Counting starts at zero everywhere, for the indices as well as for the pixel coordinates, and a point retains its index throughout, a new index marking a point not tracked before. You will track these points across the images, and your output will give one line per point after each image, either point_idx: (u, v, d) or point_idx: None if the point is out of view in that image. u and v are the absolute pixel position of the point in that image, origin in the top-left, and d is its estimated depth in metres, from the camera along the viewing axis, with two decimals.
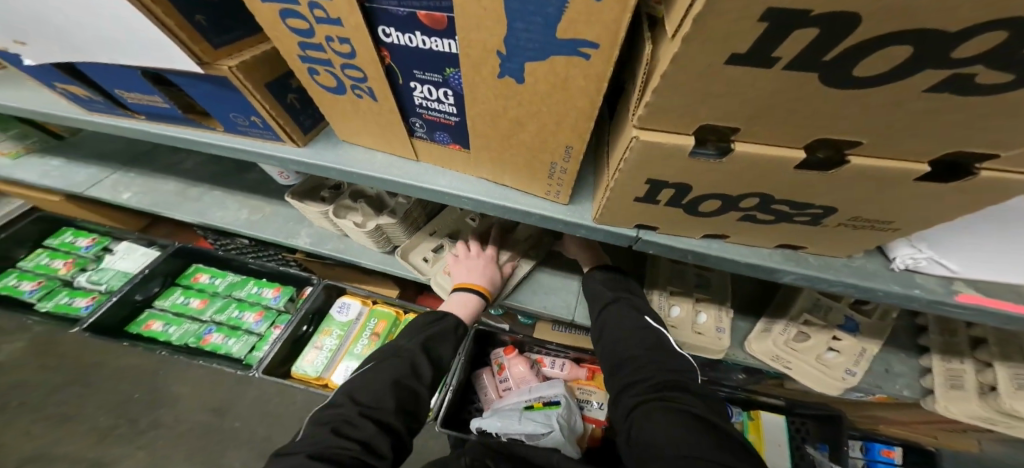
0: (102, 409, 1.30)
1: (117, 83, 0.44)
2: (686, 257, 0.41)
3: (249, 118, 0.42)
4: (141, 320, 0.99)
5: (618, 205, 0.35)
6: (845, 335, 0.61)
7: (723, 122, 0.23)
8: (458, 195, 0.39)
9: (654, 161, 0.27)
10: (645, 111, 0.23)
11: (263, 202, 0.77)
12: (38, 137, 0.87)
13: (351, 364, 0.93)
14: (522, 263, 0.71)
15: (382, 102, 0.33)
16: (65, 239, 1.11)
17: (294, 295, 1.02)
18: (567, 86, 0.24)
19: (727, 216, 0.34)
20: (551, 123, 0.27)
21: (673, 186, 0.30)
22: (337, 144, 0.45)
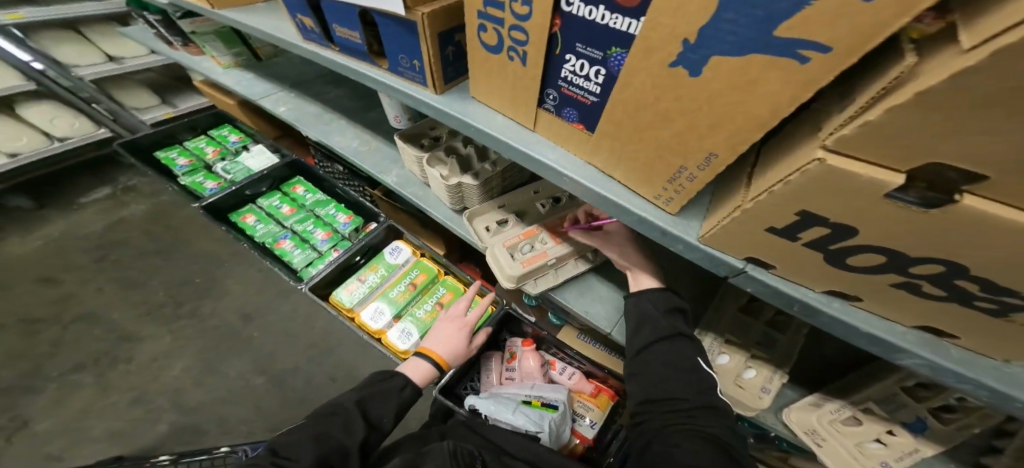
0: (165, 285, 1.59)
1: (337, 19, 0.58)
2: (790, 308, 0.40)
3: (412, 61, 0.54)
4: (241, 212, 1.23)
5: (742, 231, 0.35)
6: (902, 431, 0.58)
7: (969, 165, 0.19)
8: (559, 172, 0.48)
9: (827, 192, 0.25)
10: (855, 131, 0.21)
11: (371, 138, 0.93)
12: (246, 56, 1.22)
13: (382, 303, 1.09)
14: (571, 262, 0.78)
15: (529, 67, 0.42)
16: (222, 134, 1.46)
17: (359, 227, 1.22)
18: (751, 88, 0.26)
19: (883, 276, 0.31)
20: (706, 122, 0.30)
21: (830, 226, 0.28)
22: (467, 99, 0.55)
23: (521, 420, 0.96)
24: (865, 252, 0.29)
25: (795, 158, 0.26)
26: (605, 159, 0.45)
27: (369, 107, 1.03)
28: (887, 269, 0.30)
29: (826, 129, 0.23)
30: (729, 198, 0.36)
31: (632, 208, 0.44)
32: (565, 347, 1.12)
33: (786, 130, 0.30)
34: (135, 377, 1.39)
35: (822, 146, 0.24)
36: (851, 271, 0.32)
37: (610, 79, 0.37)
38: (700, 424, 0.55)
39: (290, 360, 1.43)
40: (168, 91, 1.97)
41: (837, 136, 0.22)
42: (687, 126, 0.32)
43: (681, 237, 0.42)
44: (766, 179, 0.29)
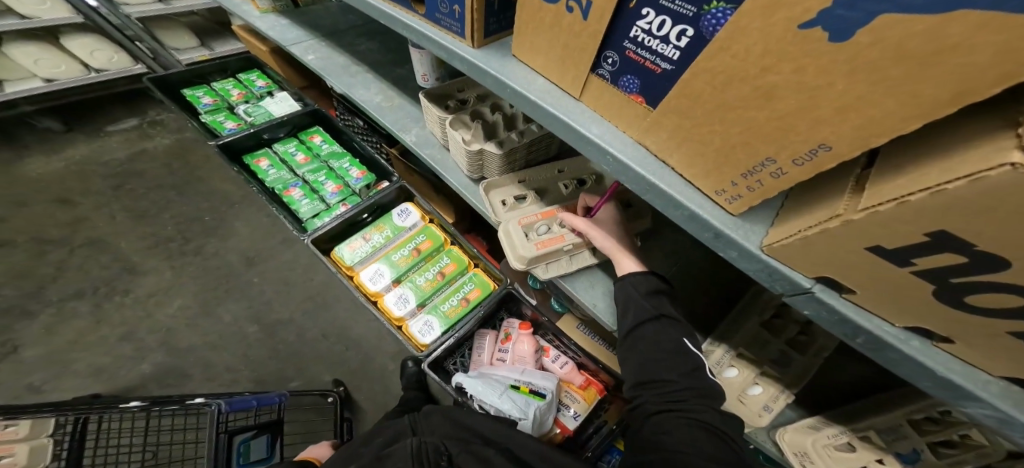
0: (173, 220, 1.58)
1: None
2: (854, 338, 0.38)
3: (451, 7, 0.50)
4: (257, 155, 1.21)
5: (830, 245, 0.32)
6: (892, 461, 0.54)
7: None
8: (601, 144, 0.45)
9: (995, 212, 0.20)
10: None
11: (395, 94, 0.90)
12: (284, 2, 1.16)
13: (383, 265, 1.07)
14: (587, 251, 0.75)
15: (590, 22, 0.39)
16: (250, 78, 1.43)
17: (371, 184, 1.19)
18: (939, 57, 0.19)
19: (1009, 323, 0.27)
20: (825, 101, 0.26)
21: (972, 254, 0.25)
22: (506, 57, 0.52)
23: (507, 404, 0.95)
24: (998, 291, 0.25)
25: (956, 163, 0.21)
26: (660, 141, 0.42)
27: (400, 62, 0.99)
28: (1018, 315, 0.26)
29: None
30: (821, 206, 0.33)
31: (686, 203, 0.42)
32: (564, 336, 1.10)
33: (947, 131, 0.23)
34: (131, 310, 1.39)
35: (1020, 148, 0.17)
36: (965, 310, 0.29)
37: (698, 42, 0.33)
38: (689, 407, 0.57)
39: (285, 311, 1.43)
40: (207, 34, 1.88)
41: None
42: (801, 109, 0.28)
43: (740, 244, 0.40)
44: (894, 187, 0.25)
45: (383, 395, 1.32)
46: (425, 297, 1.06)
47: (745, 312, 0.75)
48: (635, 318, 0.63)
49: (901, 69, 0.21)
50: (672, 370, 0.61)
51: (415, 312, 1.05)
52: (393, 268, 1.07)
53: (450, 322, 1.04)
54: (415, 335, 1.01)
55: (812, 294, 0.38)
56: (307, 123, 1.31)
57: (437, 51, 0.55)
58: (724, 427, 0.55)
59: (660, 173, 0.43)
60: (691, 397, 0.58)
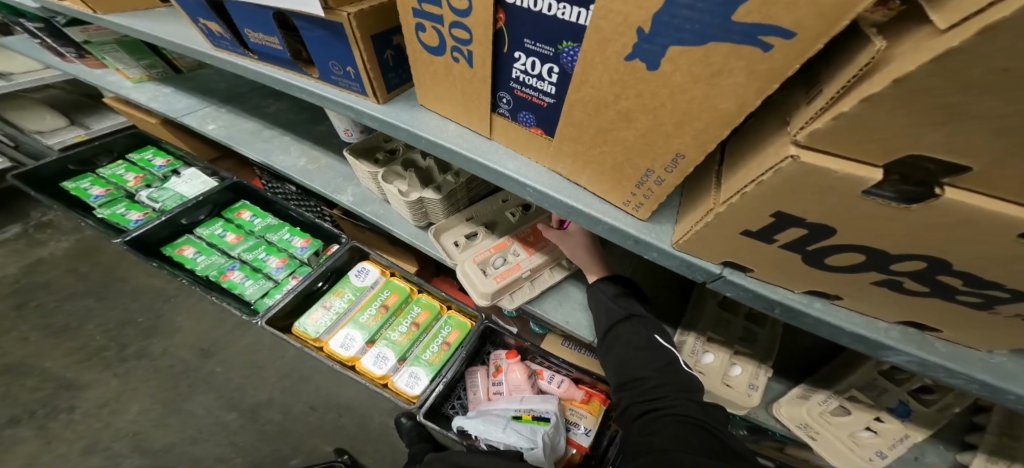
0: (102, 328, 1.44)
1: (249, 23, 0.52)
2: (772, 311, 0.38)
3: (345, 68, 0.48)
4: (178, 244, 1.13)
5: (716, 235, 0.33)
6: (890, 417, 0.59)
7: (954, 158, 0.17)
8: (520, 180, 0.44)
9: (805, 192, 0.23)
10: (826, 129, 0.18)
11: (321, 153, 0.87)
12: (161, 68, 1.11)
13: (353, 329, 1.02)
14: (547, 272, 0.75)
15: (476, 69, 0.39)
16: (145, 157, 1.34)
17: (320, 250, 1.14)
18: (716, 77, 0.24)
19: (863, 275, 0.28)
20: (668, 124, 0.29)
21: (806, 226, 0.26)
22: (414, 107, 0.51)
23: (513, 437, 0.93)
24: (843, 252, 0.27)
25: (766, 157, 0.24)
26: (567, 166, 0.42)
27: (316, 120, 0.96)
28: (867, 268, 0.27)
29: (795, 124, 0.21)
30: (700, 199, 0.35)
31: (601, 217, 0.41)
32: (551, 356, 1.10)
33: (751, 130, 0.28)
34: (82, 425, 1.25)
35: (793, 142, 0.21)
36: (831, 271, 0.30)
37: (565, 77, 0.34)
38: (668, 403, 0.57)
39: (259, 393, 1.32)
40: (82, 114, 1.72)
41: (806, 131, 0.20)
42: (654, 125, 0.30)
43: (655, 245, 0.40)
44: (738, 179, 0.27)
45: (393, 453, 1.24)
46: (403, 351, 1.02)
47: (701, 298, 0.78)
48: (608, 322, 0.64)
49: (699, 90, 0.25)
50: (646, 365, 0.61)
51: (397, 367, 1.01)
52: (363, 329, 1.02)
53: (435, 369, 1.00)
54: (402, 390, 0.97)
55: (722, 278, 0.38)
56: (229, 197, 1.23)
57: (344, 113, 0.53)
58: (706, 417, 0.55)
59: (575, 194, 0.43)
60: (669, 392, 0.58)
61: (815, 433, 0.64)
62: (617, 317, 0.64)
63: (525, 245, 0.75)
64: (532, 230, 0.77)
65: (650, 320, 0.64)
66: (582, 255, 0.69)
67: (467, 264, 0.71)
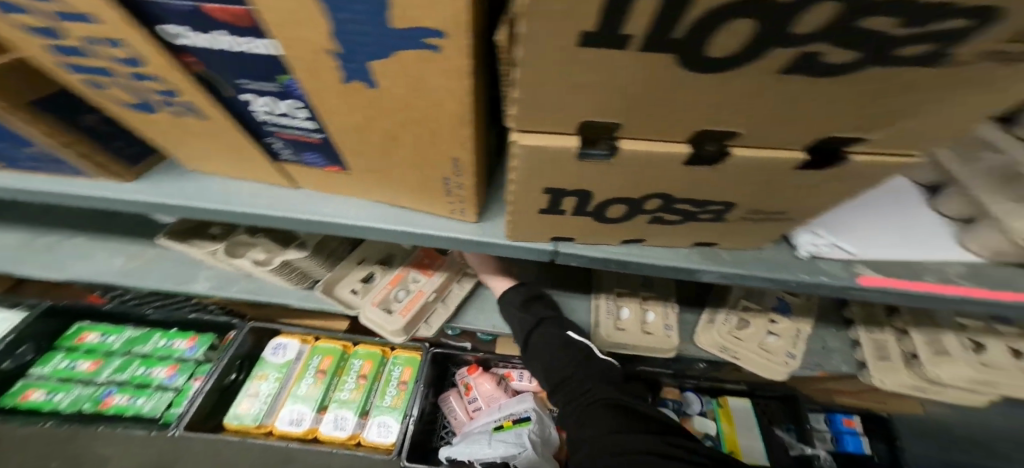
0: None
1: None
2: (608, 266, 0.40)
3: (29, 148, 0.38)
4: (16, 391, 0.92)
5: (526, 220, 0.34)
6: (781, 316, 0.72)
7: (605, 117, 0.22)
8: (344, 224, 0.40)
9: (547, 166, 0.26)
10: (517, 110, 0.22)
11: (143, 247, 0.75)
12: None
13: (297, 404, 0.93)
14: (456, 285, 0.74)
15: (216, 121, 0.32)
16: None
17: (214, 343, 1.03)
18: (424, 83, 0.23)
19: (637, 219, 0.33)
20: (427, 134, 0.28)
21: (573, 193, 0.30)
22: (184, 174, 0.43)
23: (502, 448, 0.90)
24: (611, 205, 0.31)
25: None
26: (384, 193, 0.40)
27: None
28: (635, 210, 0.31)
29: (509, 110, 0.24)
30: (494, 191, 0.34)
31: (437, 232, 0.40)
32: (511, 356, 1.08)
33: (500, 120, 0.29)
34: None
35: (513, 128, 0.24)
36: (616, 220, 0.33)
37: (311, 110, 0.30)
38: (595, 394, 0.58)
39: None
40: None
41: (512, 115, 0.23)
42: (419, 140, 0.29)
43: (495, 243, 0.40)
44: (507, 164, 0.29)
45: None
46: (361, 405, 0.96)
47: None
48: (523, 330, 0.64)
49: (419, 95, 0.24)
50: (566, 363, 0.61)
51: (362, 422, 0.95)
52: (306, 402, 0.94)
53: (401, 410, 0.96)
54: (376, 441, 0.92)
55: (558, 253, 0.39)
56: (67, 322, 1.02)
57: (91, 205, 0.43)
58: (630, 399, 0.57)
59: (405, 216, 0.41)
60: (593, 385, 0.59)
61: (736, 353, 0.71)
62: (529, 325, 0.64)
63: (422, 269, 0.72)
64: (425, 252, 0.74)
65: (558, 317, 0.65)
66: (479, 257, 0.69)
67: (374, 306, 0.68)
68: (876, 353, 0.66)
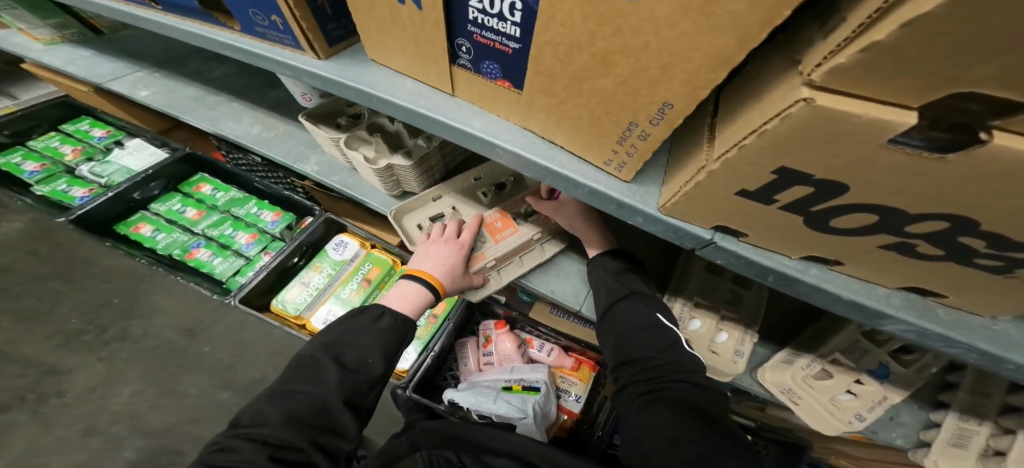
0: (77, 311, 1.36)
1: None
2: (765, 279, 0.34)
3: (269, 18, 0.42)
4: (132, 222, 1.06)
5: (708, 197, 0.29)
6: (870, 380, 0.60)
7: (1008, 93, 0.13)
8: (490, 141, 0.39)
9: (814, 144, 0.19)
10: (860, 56, 0.14)
11: (278, 121, 0.79)
12: (76, 29, 1.01)
13: (334, 306, 0.98)
14: (513, 262, 0.69)
15: (426, 11, 0.33)
16: (81, 128, 1.21)
17: (292, 223, 1.08)
18: (712, 6, 0.19)
19: (870, 238, 0.25)
20: (654, 69, 0.24)
21: (813, 184, 0.23)
22: (361, 63, 0.44)
23: (504, 408, 0.95)
24: (852, 213, 0.23)
25: (768, 102, 0.20)
26: (540, 122, 0.37)
27: (271, 83, 0.87)
28: (879, 231, 0.24)
29: (807, 62, 0.17)
30: (689, 157, 0.30)
31: (580, 180, 0.36)
32: (540, 325, 1.08)
33: (752, 68, 0.23)
34: (77, 408, 1.20)
35: (805, 83, 0.17)
36: (835, 234, 0.26)
37: (530, 13, 0.29)
38: (668, 384, 0.54)
39: (253, 371, 1.30)
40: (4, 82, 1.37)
41: (826, 67, 0.16)
42: (632, 72, 0.26)
43: (639, 210, 0.35)
44: (736, 128, 0.23)
45: (392, 423, 1.21)
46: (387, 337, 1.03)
47: (689, 260, 0.75)
48: (608, 300, 0.61)
49: (689, 23, 0.20)
50: (648, 347, 0.57)
51: None
52: (344, 306, 0.98)
53: (423, 342, 1.04)
54: None
55: (713, 244, 0.34)
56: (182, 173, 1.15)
57: (277, 73, 0.46)
58: (707, 405, 0.52)
59: (551, 154, 0.38)
60: (670, 372, 0.55)
61: (799, 398, 0.64)
62: (617, 295, 0.61)
63: (490, 230, 0.69)
64: (500, 214, 0.70)
65: (640, 292, 0.61)
66: (580, 225, 0.65)
67: (434, 233, 0.65)
68: (952, 442, 0.57)
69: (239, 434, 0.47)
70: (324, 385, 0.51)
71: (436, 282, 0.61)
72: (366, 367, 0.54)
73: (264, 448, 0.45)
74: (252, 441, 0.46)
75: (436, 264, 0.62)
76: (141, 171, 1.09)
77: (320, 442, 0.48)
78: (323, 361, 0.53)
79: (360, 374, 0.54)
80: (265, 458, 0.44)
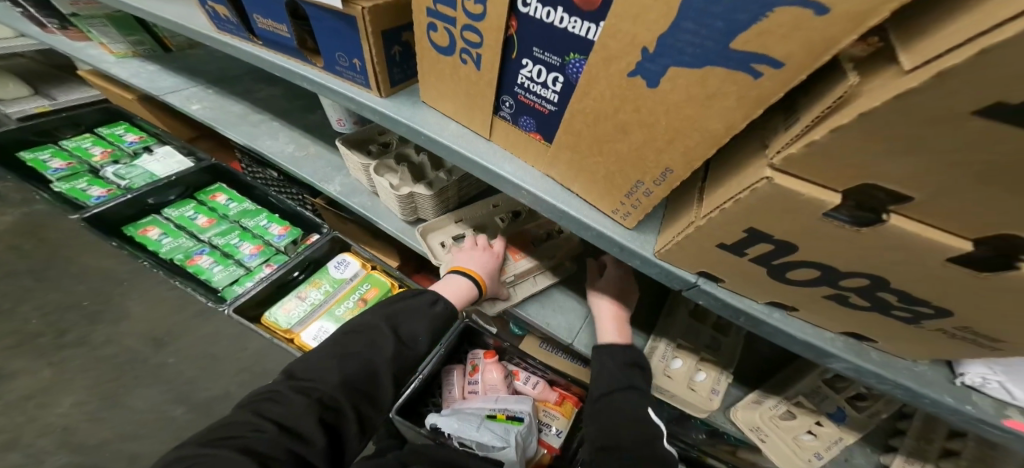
0: (40, 310, 1.31)
1: (258, 8, 0.52)
2: (737, 320, 0.41)
3: (351, 60, 0.49)
4: (141, 224, 1.07)
5: (696, 247, 0.36)
6: (829, 422, 0.66)
7: (896, 185, 0.21)
8: (516, 183, 0.46)
9: (774, 211, 0.27)
10: (802, 151, 0.22)
11: (310, 142, 0.85)
12: (150, 46, 1.06)
13: (327, 323, 0.99)
14: (529, 279, 0.75)
15: (483, 72, 0.41)
16: (116, 132, 1.23)
17: (298, 239, 1.11)
18: (711, 100, 0.26)
19: (816, 289, 0.33)
20: (662, 142, 0.32)
21: (773, 243, 0.30)
22: (414, 105, 0.52)
23: (487, 436, 0.94)
24: (802, 267, 0.31)
25: (744, 177, 0.28)
26: (561, 172, 0.44)
27: (310, 108, 0.94)
28: (822, 283, 0.31)
29: (773, 148, 0.25)
30: (682, 214, 0.38)
31: (590, 223, 0.43)
32: (528, 358, 1.10)
33: (736, 150, 0.32)
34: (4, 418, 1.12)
35: (770, 164, 0.25)
36: (793, 284, 0.34)
37: (569, 86, 0.37)
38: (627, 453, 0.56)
39: (214, 387, 1.21)
40: (49, 83, 1.40)
41: (783, 153, 0.24)
42: (643, 142, 0.33)
43: (638, 253, 0.42)
44: (719, 194, 0.31)
45: None
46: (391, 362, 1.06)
47: (674, 305, 0.82)
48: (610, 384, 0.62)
49: (691, 109, 0.28)
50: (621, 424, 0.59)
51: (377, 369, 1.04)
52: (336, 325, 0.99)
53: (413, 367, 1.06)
54: None
55: (696, 286, 0.41)
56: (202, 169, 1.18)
57: (342, 104, 0.52)
58: None
59: (567, 198, 0.45)
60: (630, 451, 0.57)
61: (765, 436, 0.69)
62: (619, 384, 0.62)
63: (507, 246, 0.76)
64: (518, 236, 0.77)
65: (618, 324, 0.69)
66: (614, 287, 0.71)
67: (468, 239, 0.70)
68: None
69: (294, 386, 0.49)
70: (383, 351, 0.55)
71: (481, 279, 0.64)
72: (416, 344, 0.59)
73: (317, 405, 0.47)
74: (309, 396, 0.48)
75: (479, 264, 0.66)
76: (161, 177, 1.12)
77: (360, 410, 0.51)
78: (385, 328, 0.57)
79: (411, 350, 0.58)
80: (315, 419, 0.46)
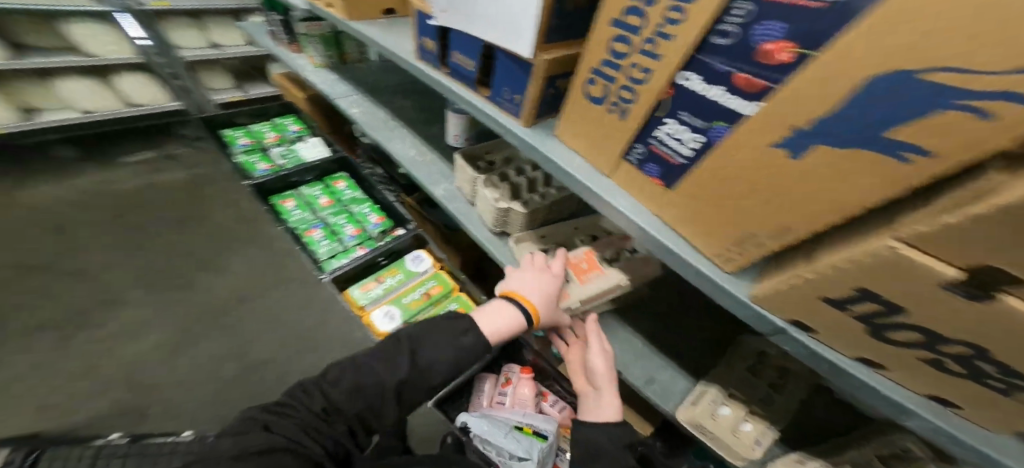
0: (155, 251, 1.54)
1: (461, 49, 0.66)
2: (820, 368, 0.45)
3: (515, 96, 0.61)
4: (286, 196, 1.30)
5: (798, 298, 0.41)
6: None
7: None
8: (627, 218, 0.54)
9: (886, 275, 0.32)
10: (938, 229, 0.27)
11: (431, 152, 1.00)
12: (335, 60, 1.30)
13: (392, 309, 1.07)
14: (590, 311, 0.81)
15: (626, 121, 0.50)
16: (286, 123, 1.54)
17: (390, 230, 1.26)
18: (845, 177, 0.31)
19: (909, 351, 0.37)
20: (787, 205, 0.37)
21: (881, 303, 0.35)
22: (549, 137, 0.62)
23: (512, 445, 0.99)
24: (902, 330, 0.36)
25: (859, 246, 0.33)
26: (672, 216, 0.52)
27: (433, 122, 1.09)
28: (918, 348, 0.36)
29: (902, 225, 0.30)
30: (784, 270, 0.43)
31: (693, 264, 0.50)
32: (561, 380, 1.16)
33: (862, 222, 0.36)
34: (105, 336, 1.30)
35: (892, 237, 0.30)
36: (888, 344, 0.38)
37: (703, 146, 0.43)
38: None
39: (267, 351, 1.30)
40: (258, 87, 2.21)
41: (918, 230, 0.28)
42: (765, 204, 0.39)
43: (734, 295, 0.48)
44: (833, 256, 0.36)
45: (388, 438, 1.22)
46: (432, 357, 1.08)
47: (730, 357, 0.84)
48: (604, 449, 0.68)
49: (831, 180, 0.32)
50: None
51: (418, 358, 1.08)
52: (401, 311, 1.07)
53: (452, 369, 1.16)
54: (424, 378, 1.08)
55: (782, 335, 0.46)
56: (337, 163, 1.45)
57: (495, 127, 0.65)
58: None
59: (673, 239, 0.52)
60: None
61: None
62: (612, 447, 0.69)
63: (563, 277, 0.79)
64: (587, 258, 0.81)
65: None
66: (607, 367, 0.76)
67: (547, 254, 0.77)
68: None
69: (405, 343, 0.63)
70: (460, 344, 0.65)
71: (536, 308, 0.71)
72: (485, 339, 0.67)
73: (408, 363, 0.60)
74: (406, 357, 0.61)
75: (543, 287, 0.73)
76: (308, 162, 1.38)
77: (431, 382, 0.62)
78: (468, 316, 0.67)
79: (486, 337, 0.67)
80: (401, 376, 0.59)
